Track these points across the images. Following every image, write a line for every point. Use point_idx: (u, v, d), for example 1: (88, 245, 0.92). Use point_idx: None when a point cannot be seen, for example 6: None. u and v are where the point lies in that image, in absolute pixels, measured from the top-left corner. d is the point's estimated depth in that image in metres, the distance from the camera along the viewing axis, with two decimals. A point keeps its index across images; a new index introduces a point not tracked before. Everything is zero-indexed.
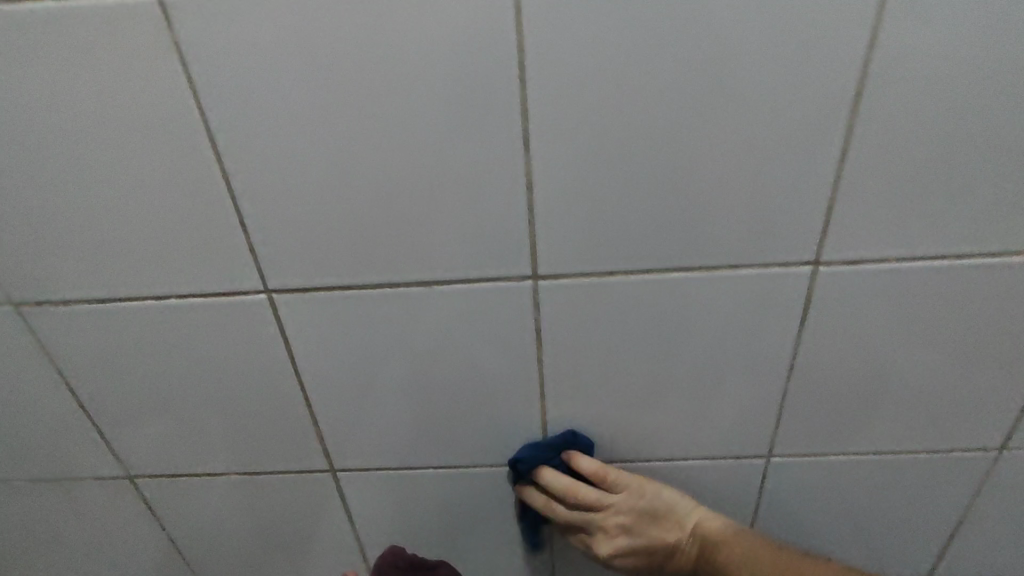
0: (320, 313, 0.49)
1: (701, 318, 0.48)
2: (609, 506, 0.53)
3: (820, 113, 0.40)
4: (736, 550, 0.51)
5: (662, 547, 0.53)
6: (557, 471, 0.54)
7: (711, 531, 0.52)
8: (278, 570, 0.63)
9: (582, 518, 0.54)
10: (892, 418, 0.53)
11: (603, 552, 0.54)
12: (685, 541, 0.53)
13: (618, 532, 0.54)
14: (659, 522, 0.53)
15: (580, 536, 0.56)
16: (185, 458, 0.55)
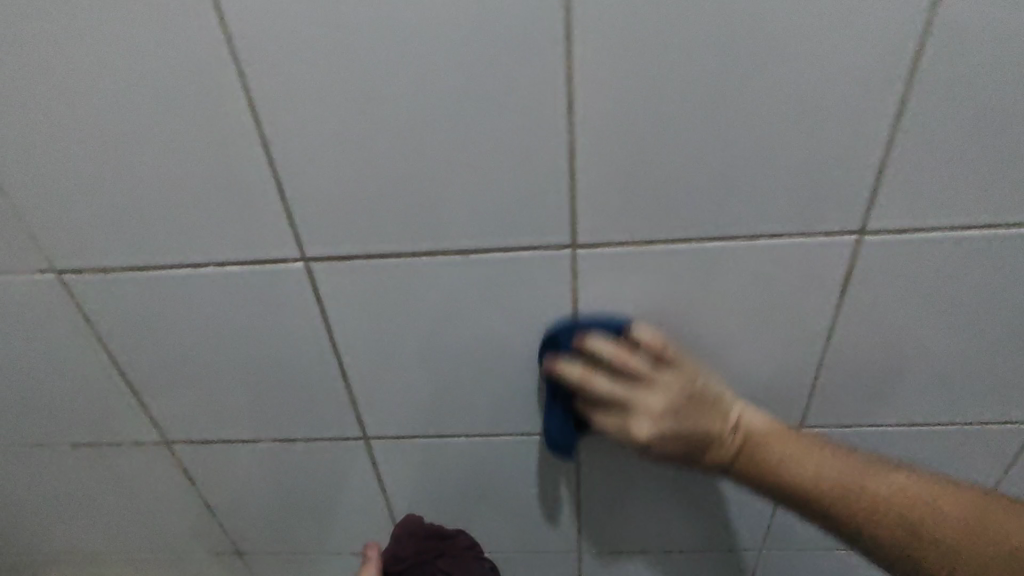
0: (354, 283, 0.48)
1: (744, 288, 0.47)
2: (659, 385, 0.47)
3: (876, 79, 0.39)
4: (786, 447, 0.47)
5: (703, 439, 0.48)
6: (601, 336, 0.47)
7: (754, 425, 0.48)
8: (309, 522, 0.68)
9: (625, 394, 0.47)
10: (937, 392, 0.52)
11: (644, 437, 0.47)
12: (727, 433, 0.48)
13: (663, 416, 0.47)
14: (709, 412, 0.48)
15: (612, 421, 0.49)
16: (222, 422, 0.59)
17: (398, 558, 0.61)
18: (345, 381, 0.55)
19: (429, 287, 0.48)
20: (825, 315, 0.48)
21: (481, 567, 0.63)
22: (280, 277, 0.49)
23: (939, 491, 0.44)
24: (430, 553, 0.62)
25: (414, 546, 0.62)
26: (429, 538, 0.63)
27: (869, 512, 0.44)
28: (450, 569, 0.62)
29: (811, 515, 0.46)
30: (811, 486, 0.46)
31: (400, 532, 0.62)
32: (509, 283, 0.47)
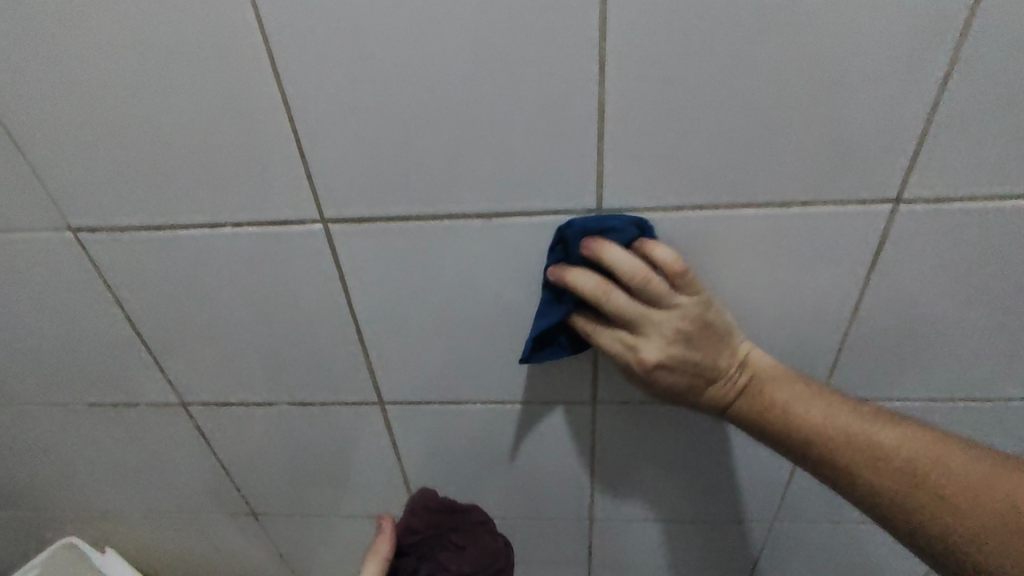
0: (374, 247, 0.48)
1: (772, 258, 0.46)
2: (678, 309, 0.43)
3: (924, 41, 0.37)
4: (790, 389, 0.46)
5: (710, 371, 0.46)
6: (622, 250, 0.42)
7: (762, 363, 0.47)
8: (324, 485, 0.69)
9: (638, 313, 0.43)
10: (961, 368, 0.51)
11: (651, 361, 0.44)
12: (735, 368, 0.46)
13: (676, 340, 0.44)
14: (722, 344, 0.45)
15: (615, 337, 0.45)
16: (238, 385, 0.59)
17: (412, 530, 0.61)
18: (363, 346, 0.54)
19: (450, 252, 0.47)
20: (853, 288, 0.47)
21: (495, 542, 0.62)
22: (299, 240, 0.48)
23: (940, 442, 0.44)
24: (444, 526, 0.62)
25: (428, 519, 0.61)
26: (443, 512, 0.62)
27: (867, 459, 0.44)
28: (464, 543, 0.61)
29: (799, 458, 0.46)
30: (811, 428, 0.45)
31: (414, 504, 0.62)
32: (532, 248, 0.47)
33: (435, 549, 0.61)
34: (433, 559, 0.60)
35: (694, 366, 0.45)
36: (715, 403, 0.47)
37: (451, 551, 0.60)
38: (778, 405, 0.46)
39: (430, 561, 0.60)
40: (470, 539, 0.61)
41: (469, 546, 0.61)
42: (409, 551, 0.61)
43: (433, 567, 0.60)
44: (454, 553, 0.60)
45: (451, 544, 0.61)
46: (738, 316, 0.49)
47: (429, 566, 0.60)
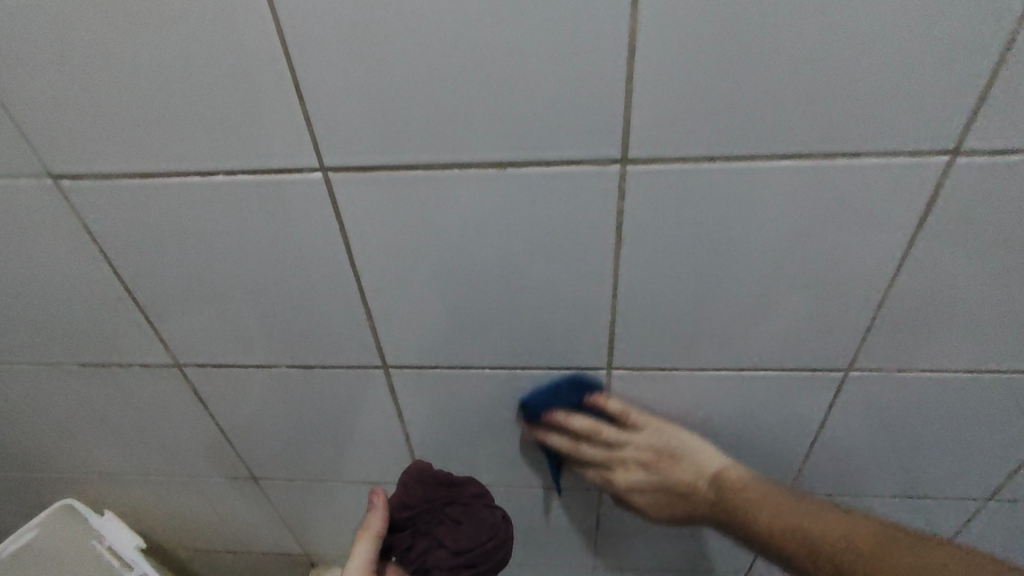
0: (380, 199, 0.44)
1: (810, 215, 0.42)
2: (631, 443, 0.57)
3: None
4: (751, 493, 0.54)
5: (679, 487, 0.58)
6: (578, 412, 0.56)
7: (729, 478, 0.55)
8: (326, 450, 0.67)
9: (604, 458, 0.59)
10: (998, 332, 0.49)
11: (623, 484, 0.60)
12: (702, 482, 0.56)
13: (636, 468, 0.59)
14: (680, 467, 0.57)
15: (601, 476, 0.61)
16: (235, 345, 0.57)
17: (406, 504, 0.60)
18: (367, 306, 0.52)
19: (461, 205, 0.44)
20: (895, 248, 0.44)
21: (494, 516, 0.60)
22: (298, 190, 0.44)
23: (866, 536, 0.49)
24: (439, 500, 0.60)
25: (422, 494, 0.60)
26: (437, 485, 0.61)
27: (800, 550, 0.51)
28: (460, 517, 0.60)
29: (768, 552, 0.53)
30: (762, 530, 0.53)
31: (408, 478, 0.60)
32: (550, 202, 0.43)
33: (430, 523, 0.60)
34: (429, 533, 0.60)
35: (656, 480, 0.58)
36: (698, 510, 0.58)
37: (446, 526, 0.60)
38: (739, 504, 0.54)
39: (426, 535, 0.60)
40: (466, 513, 0.60)
41: (465, 520, 0.59)
42: (405, 525, 0.61)
43: (428, 542, 0.59)
44: (450, 528, 0.59)
45: (446, 518, 0.60)
46: (769, 279, 0.46)
47: (425, 541, 0.59)
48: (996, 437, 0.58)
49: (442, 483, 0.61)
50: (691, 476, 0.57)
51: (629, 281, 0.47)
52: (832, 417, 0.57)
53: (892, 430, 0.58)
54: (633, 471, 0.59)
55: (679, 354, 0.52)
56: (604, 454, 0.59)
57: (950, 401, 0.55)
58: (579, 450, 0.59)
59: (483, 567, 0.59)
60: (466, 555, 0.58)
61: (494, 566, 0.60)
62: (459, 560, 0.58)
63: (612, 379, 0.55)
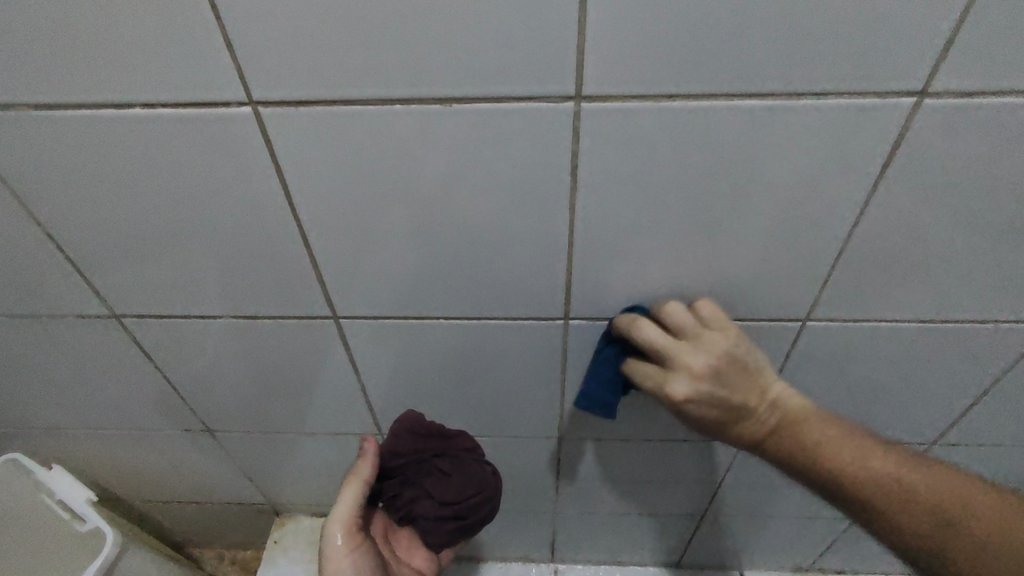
0: (318, 136, 0.41)
1: (772, 161, 0.41)
2: (705, 344, 0.46)
3: None
4: (829, 433, 0.48)
5: (739, 406, 0.48)
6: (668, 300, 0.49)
7: (798, 408, 0.48)
8: (281, 403, 0.66)
9: (671, 357, 0.46)
10: (955, 282, 0.49)
11: (676, 395, 0.47)
12: (766, 406, 0.48)
13: (705, 374, 0.46)
14: (755, 383, 0.47)
15: (647, 376, 0.48)
16: (173, 295, 0.54)
17: (395, 454, 0.59)
18: (314, 254, 0.49)
19: (406, 146, 0.41)
20: (858, 195, 0.43)
21: (483, 471, 0.59)
22: (227, 125, 0.41)
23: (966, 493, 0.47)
24: (429, 451, 0.59)
25: (412, 444, 0.58)
26: (427, 436, 0.58)
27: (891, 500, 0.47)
28: (449, 471, 0.58)
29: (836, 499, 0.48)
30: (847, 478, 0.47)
31: (398, 428, 0.58)
32: (501, 142, 0.40)
33: (418, 473, 0.59)
34: (417, 483, 0.59)
35: (716, 398, 0.47)
36: (747, 436, 0.49)
37: (434, 478, 0.58)
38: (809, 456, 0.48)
39: (412, 486, 0.59)
40: (456, 467, 0.58)
41: (453, 474, 0.58)
42: (393, 473, 0.60)
43: (415, 492, 0.59)
44: (438, 480, 0.58)
45: (435, 470, 0.58)
46: (729, 227, 0.45)
47: (412, 491, 0.59)
48: (947, 384, 0.59)
49: (432, 434, 0.59)
50: (760, 398, 0.48)
51: (585, 228, 0.45)
52: (789, 366, 0.58)
53: (847, 378, 0.59)
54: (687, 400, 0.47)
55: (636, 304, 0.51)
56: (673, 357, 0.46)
57: (905, 351, 0.55)
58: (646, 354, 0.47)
59: (469, 520, 0.60)
60: (452, 507, 0.58)
61: (481, 518, 0.60)
62: (446, 511, 0.58)
63: (571, 329, 0.54)
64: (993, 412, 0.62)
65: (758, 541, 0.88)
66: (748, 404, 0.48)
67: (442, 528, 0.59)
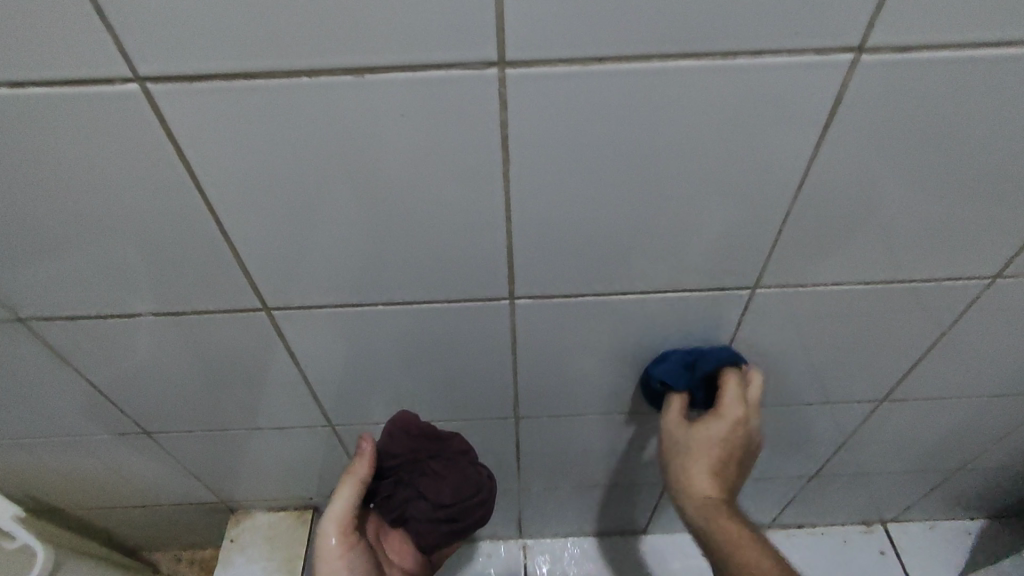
0: (221, 115, 0.37)
1: (710, 127, 0.39)
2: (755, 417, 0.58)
3: None
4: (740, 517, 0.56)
5: (733, 459, 0.57)
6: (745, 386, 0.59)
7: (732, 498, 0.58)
8: (221, 400, 0.63)
9: (752, 398, 0.57)
10: (900, 242, 0.49)
11: (744, 407, 0.56)
12: (730, 478, 0.57)
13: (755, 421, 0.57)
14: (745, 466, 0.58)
15: (733, 386, 0.56)
16: (83, 294, 0.50)
17: (390, 453, 0.58)
18: (232, 242, 0.45)
19: (322, 122, 0.37)
20: (797, 158, 0.42)
21: (478, 473, 0.59)
22: (113, 106, 0.36)
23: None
24: (423, 452, 0.58)
25: (406, 445, 0.57)
26: (422, 436, 0.58)
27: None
28: (443, 471, 0.58)
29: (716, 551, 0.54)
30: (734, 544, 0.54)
31: (393, 427, 0.57)
32: (422, 115, 0.37)
33: (412, 475, 0.58)
34: (413, 483, 0.59)
35: (743, 438, 0.56)
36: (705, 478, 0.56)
37: (430, 479, 0.58)
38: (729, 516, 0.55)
39: (407, 486, 0.59)
40: (451, 468, 0.58)
41: (448, 475, 0.57)
42: (387, 473, 0.59)
43: (409, 492, 0.58)
44: (433, 482, 0.58)
45: (429, 471, 0.58)
46: (672, 197, 0.43)
47: (406, 492, 0.59)
48: (893, 343, 0.60)
49: (426, 435, 0.58)
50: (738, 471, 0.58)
51: (522, 204, 0.43)
52: (740, 334, 0.57)
53: (797, 342, 0.59)
54: (721, 420, 0.55)
55: (583, 281, 0.50)
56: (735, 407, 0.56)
57: (854, 313, 0.56)
58: (729, 386, 0.56)
59: (463, 522, 0.59)
60: (446, 509, 0.58)
61: (476, 520, 0.60)
62: (441, 513, 0.58)
63: (517, 309, 0.52)
64: (938, 366, 0.63)
65: None
66: (738, 465, 0.58)
67: (437, 529, 0.59)
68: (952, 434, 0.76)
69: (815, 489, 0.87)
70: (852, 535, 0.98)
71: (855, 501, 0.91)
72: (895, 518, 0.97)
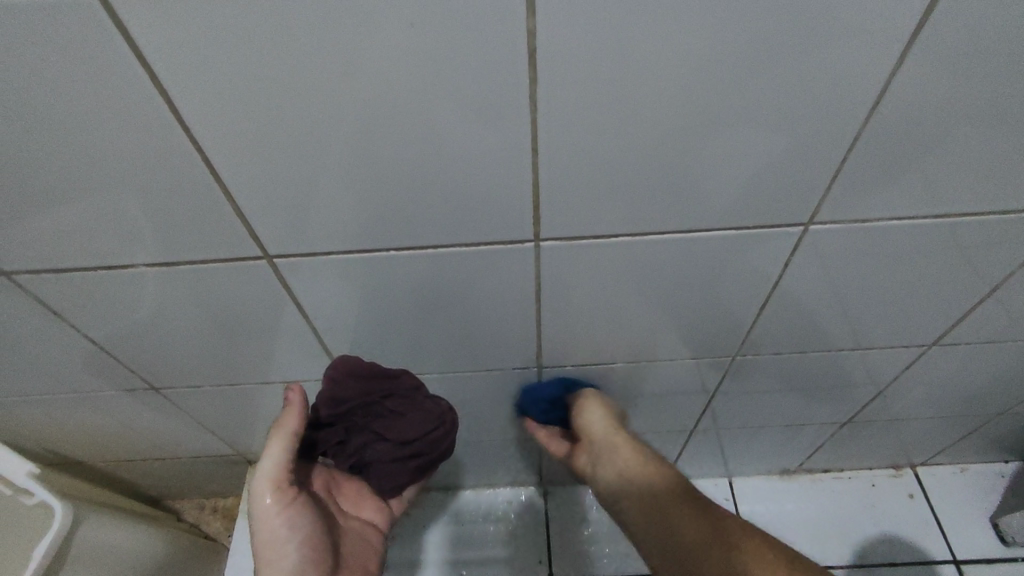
0: (192, 25, 0.31)
1: (770, 27, 0.33)
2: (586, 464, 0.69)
3: None
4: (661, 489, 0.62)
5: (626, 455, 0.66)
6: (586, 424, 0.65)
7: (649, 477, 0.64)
8: (226, 355, 0.59)
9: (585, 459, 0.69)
10: (977, 169, 0.43)
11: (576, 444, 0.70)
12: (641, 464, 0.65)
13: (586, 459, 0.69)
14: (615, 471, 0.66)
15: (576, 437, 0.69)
16: (71, 247, 0.46)
17: (337, 399, 0.54)
18: (224, 183, 0.41)
19: (314, 32, 0.32)
20: (868, 69, 0.36)
21: (437, 406, 0.57)
22: (70, 19, 0.31)
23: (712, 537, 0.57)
24: (376, 393, 0.55)
25: (355, 387, 0.53)
26: (371, 378, 0.54)
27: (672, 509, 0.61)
28: (401, 410, 0.55)
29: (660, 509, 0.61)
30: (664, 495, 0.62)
31: (335, 372, 0.53)
32: (428, 14, 0.31)
33: (367, 418, 0.55)
34: (370, 427, 0.56)
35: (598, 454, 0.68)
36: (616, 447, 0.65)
37: (387, 419, 0.55)
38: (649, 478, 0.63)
39: (363, 429, 0.56)
40: (407, 405, 0.56)
41: (407, 413, 0.55)
42: (335, 420, 0.56)
43: (367, 436, 0.56)
44: (390, 422, 0.55)
45: (385, 411, 0.55)
46: (719, 118, 0.38)
47: (364, 436, 0.56)
48: (952, 284, 0.55)
49: (375, 374, 0.55)
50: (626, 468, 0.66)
51: (550, 130, 0.38)
52: (784, 276, 0.52)
53: (847, 284, 0.54)
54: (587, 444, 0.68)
55: (615, 222, 0.45)
56: (606, 433, 0.65)
57: (912, 250, 0.50)
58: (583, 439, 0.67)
59: (428, 456, 0.58)
60: (411, 445, 0.56)
61: (442, 452, 0.59)
62: (405, 449, 0.56)
63: (542, 254, 0.47)
64: (998, 307, 0.58)
65: (747, 449, 0.88)
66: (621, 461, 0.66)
67: (403, 468, 0.57)
68: (999, 379, 0.72)
69: (846, 435, 0.84)
70: (879, 479, 0.96)
71: (888, 447, 0.89)
72: (925, 463, 0.95)
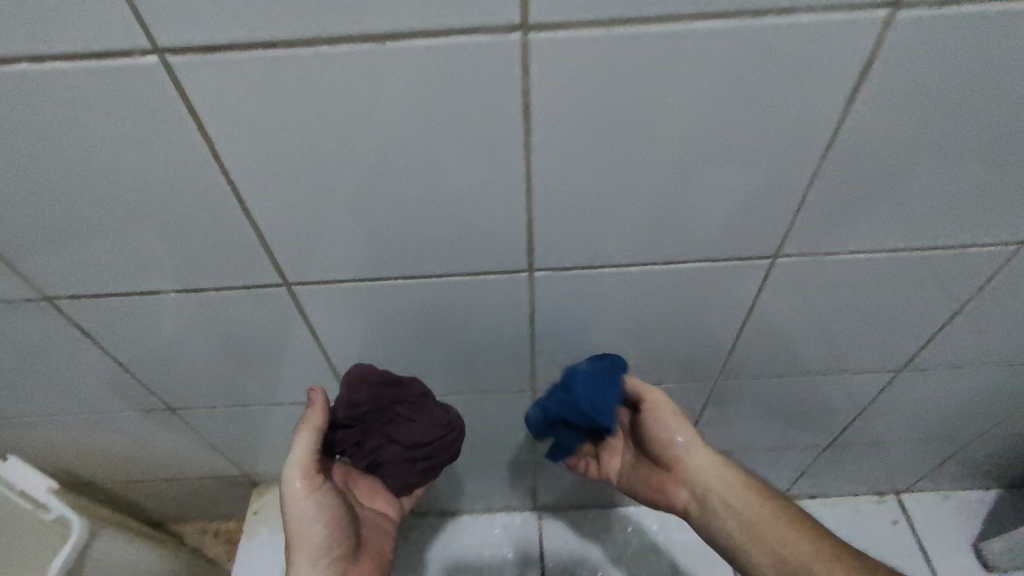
0: (238, 85, 0.37)
1: (733, 89, 0.38)
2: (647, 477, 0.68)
3: None
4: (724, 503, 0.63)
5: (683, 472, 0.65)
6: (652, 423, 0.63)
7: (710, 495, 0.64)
8: (241, 375, 0.63)
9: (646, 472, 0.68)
10: (924, 210, 0.48)
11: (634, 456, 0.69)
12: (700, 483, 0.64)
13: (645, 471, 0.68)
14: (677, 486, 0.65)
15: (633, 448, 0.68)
16: (108, 274, 0.50)
17: (352, 404, 0.57)
18: (253, 217, 0.45)
19: (340, 90, 0.37)
20: (820, 124, 0.41)
21: (446, 412, 0.60)
22: (135, 80, 0.36)
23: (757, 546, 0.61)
24: (387, 400, 0.58)
25: (368, 394, 0.56)
26: (383, 385, 0.57)
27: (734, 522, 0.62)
28: (411, 415, 0.58)
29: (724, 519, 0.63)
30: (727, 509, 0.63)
31: (351, 378, 0.56)
32: (440, 78, 0.37)
33: (380, 422, 0.58)
34: (382, 431, 0.59)
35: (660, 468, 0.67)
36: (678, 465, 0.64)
37: (398, 423, 0.58)
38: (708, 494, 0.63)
39: (376, 432, 0.59)
40: (417, 411, 0.58)
41: (417, 418, 0.58)
42: (351, 423, 0.58)
43: (380, 438, 0.59)
44: (402, 426, 0.58)
45: (396, 416, 0.58)
46: (692, 164, 0.43)
47: (376, 439, 0.59)
48: (913, 313, 0.59)
49: (387, 382, 0.58)
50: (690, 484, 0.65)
51: (543, 173, 0.43)
52: (758, 304, 0.57)
53: (816, 312, 0.58)
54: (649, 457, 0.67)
55: (602, 254, 0.50)
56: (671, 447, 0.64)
57: (874, 280, 0.55)
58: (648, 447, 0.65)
59: (436, 459, 0.60)
60: (421, 448, 0.59)
61: (448, 456, 0.61)
62: (415, 452, 0.59)
63: (536, 282, 0.52)
64: (959, 335, 0.63)
65: None
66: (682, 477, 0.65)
67: (412, 469, 0.60)
68: (970, 404, 0.76)
69: (830, 458, 0.88)
70: (865, 504, 0.99)
71: (871, 471, 0.92)
72: (908, 488, 0.98)
